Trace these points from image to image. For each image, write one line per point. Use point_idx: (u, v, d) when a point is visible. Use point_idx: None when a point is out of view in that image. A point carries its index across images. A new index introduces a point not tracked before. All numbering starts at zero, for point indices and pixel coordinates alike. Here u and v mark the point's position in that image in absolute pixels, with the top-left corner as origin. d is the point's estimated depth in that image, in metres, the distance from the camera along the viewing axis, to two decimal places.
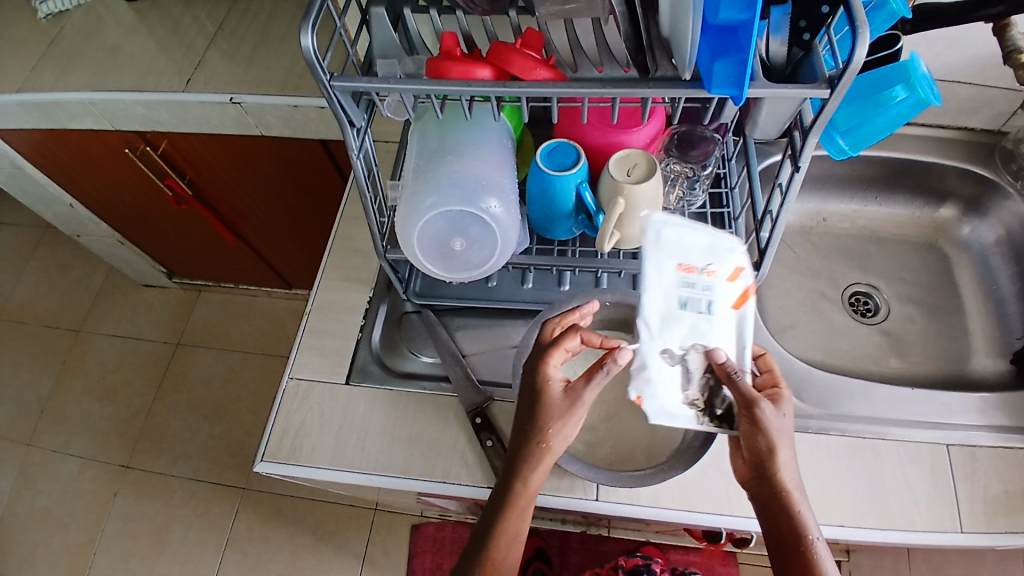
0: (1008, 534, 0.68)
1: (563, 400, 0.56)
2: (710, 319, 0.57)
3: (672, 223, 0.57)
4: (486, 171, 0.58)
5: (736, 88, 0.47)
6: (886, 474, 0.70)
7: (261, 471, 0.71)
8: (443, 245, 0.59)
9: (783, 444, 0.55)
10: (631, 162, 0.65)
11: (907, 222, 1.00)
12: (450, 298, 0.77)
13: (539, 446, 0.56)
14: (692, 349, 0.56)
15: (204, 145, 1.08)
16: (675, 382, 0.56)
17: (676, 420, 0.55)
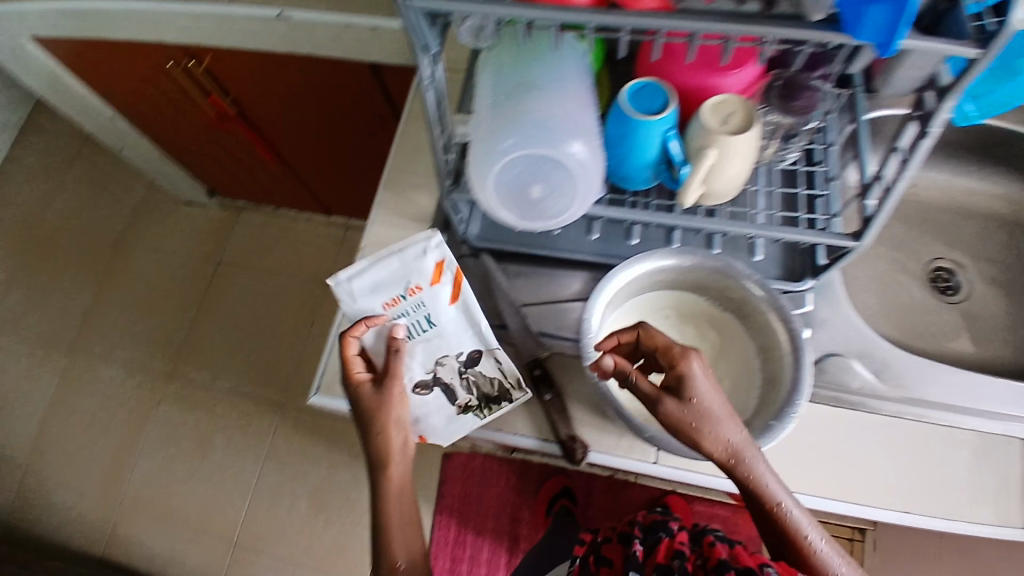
0: None
1: (372, 391, 0.62)
2: (437, 328, 0.64)
3: (355, 274, 0.61)
4: (572, 110, 0.53)
5: (885, 38, 0.42)
6: (957, 466, 0.67)
7: (316, 403, 0.70)
8: (520, 192, 0.54)
9: (712, 431, 0.54)
10: (727, 109, 0.58)
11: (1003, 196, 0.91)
12: (512, 243, 0.73)
13: (380, 423, 0.62)
14: (438, 366, 0.65)
15: (249, 62, 1.02)
16: (442, 402, 0.66)
17: (457, 430, 0.66)
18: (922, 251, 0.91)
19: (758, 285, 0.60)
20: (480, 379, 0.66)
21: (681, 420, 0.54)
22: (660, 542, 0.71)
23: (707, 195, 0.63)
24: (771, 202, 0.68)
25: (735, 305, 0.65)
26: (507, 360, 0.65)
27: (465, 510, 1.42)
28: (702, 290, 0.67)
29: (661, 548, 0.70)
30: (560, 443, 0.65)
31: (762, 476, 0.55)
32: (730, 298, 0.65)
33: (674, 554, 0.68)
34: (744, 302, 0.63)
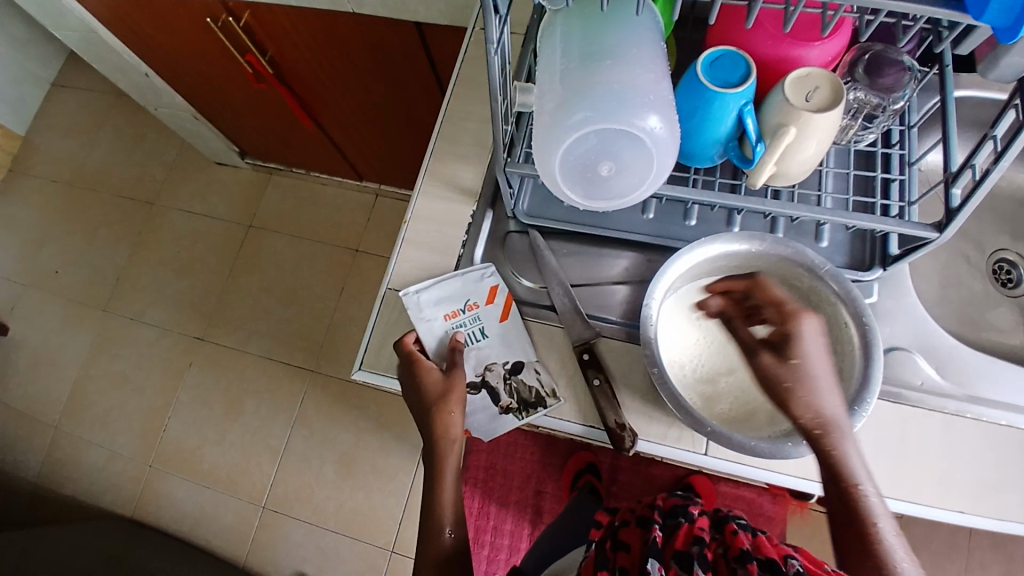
0: None
1: (442, 376, 0.66)
2: (487, 339, 0.69)
3: (423, 287, 0.70)
4: (647, 82, 0.50)
5: (1012, 22, 0.37)
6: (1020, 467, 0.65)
7: (359, 378, 0.69)
8: (588, 168, 0.51)
9: (802, 384, 0.55)
10: (811, 84, 0.56)
11: None
12: (564, 221, 0.70)
13: (445, 405, 0.65)
14: (487, 371, 0.69)
15: (289, 19, 0.99)
16: (487, 402, 0.69)
17: (499, 428, 0.68)
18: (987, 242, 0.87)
19: (834, 279, 0.59)
20: (521, 386, 0.67)
21: (775, 374, 0.57)
22: (680, 529, 0.64)
23: (776, 175, 0.61)
24: (841, 184, 0.66)
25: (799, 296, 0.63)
26: (546, 373, 0.68)
27: (490, 481, 1.43)
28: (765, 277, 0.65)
29: (681, 535, 0.63)
30: (607, 429, 0.64)
31: (849, 458, 0.53)
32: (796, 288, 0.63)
33: (697, 541, 0.61)
34: (811, 292, 0.61)
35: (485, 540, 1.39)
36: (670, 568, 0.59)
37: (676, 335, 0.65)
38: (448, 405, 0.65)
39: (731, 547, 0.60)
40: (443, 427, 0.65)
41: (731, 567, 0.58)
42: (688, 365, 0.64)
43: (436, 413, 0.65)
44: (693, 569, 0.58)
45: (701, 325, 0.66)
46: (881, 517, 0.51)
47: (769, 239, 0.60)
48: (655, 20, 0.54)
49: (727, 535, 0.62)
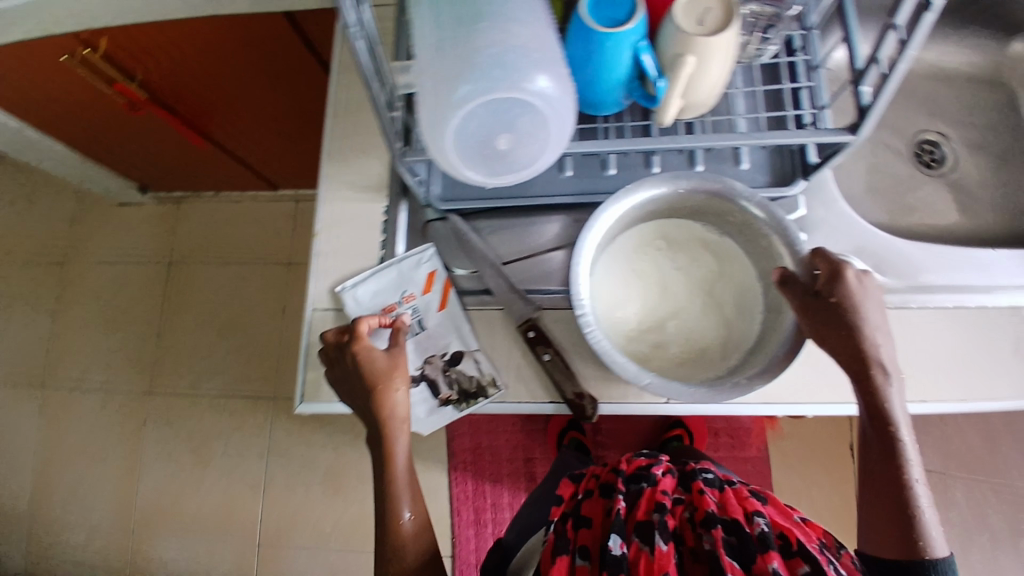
0: None
1: (387, 355, 0.61)
2: (425, 331, 0.65)
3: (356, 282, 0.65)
4: (530, 41, 0.46)
5: None
6: (969, 346, 0.66)
7: (303, 410, 0.66)
8: (486, 145, 0.48)
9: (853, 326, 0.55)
10: (703, 5, 0.53)
11: (972, 59, 0.86)
12: (482, 198, 0.66)
13: (392, 382, 0.60)
14: (426, 364, 0.64)
15: (146, 39, 0.89)
16: (426, 395, 0.64)
17: (438, 422, 0.64)
18: (905, 126, 0.85)
19: (756, 207, 0.58)
20: (461, 376, 0.63)
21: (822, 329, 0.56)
22: (642, 496, 0.63)
23: (686, 108, 0.59)
24: (751, 100, 0.65)
25: (732, 229, 0.64)
26: (486, 361, 0.63)
27: (479, 462, 1.40)
28: (699, 214, 0.65)
29: (643, 504, 0.62)
30: (567, 402, 0.62)
31: (890, 406, 0.55)
32: (727, 221, 0.63)
33: (658, 507, 0.61)
34: (745, 225, 0.61)
35: (486, 520, 1.38)
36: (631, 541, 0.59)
37: (614, 290, 0.64)
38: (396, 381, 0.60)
39: (696, 510, 0.62)
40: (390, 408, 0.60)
41: (697, 533, 0.59)
42: (630, 318, 0.64)
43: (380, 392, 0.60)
44: (654, 540, 0.58)
45: (639, 276, 0.66)
46: (914, 463, 0.54)
47: (693, 178, 0.58)
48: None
49: (692, 497, 0.64)
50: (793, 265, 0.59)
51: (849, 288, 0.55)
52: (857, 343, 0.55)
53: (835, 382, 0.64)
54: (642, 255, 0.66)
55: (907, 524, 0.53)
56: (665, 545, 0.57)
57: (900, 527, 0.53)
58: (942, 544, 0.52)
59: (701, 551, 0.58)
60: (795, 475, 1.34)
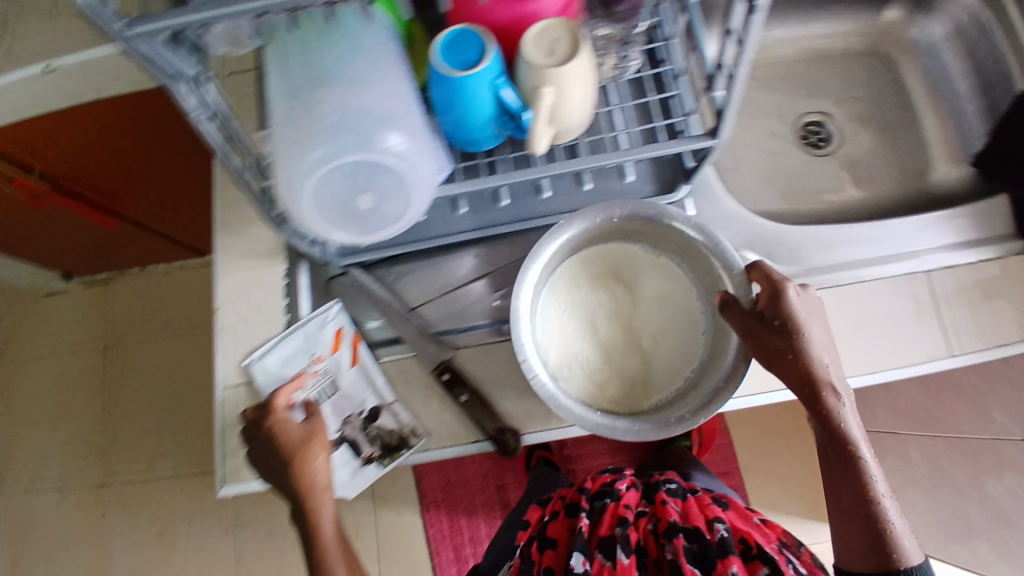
0: (1000, 347, 0.65)
1: (301, 425, 0.60)
2: (339, 392, 0.64)
3: (263, 353, 0.64)
4: (374, 100, 0.46)
5: None
6: (867, 318, 0.66)
7: (225, 493, 0.65)
8: (348, 205, 0.48)
9: (799, 348, 0.57)
10: (551, 36, 0.54)
11: (848, 34, 0.88)
12: (380, 248, 0.66)
13: (308, 453, 0.59)
14: (344, 425, 0.63)
15: (28, 135, 0.87)
16: (347, 457, 0.63)
17: (363, 482, 0.63)
18: (793, 106, 0.87)
19: (693, 228, 0.62)
20: (381, 431, 0.63)
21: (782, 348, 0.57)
22: (607, 513, 0.72)
23: (560, 133, 0.60)
24: (630, 114, 0.66)
25: (669, 251, 0.67)
26: (405, 412, 0.63)
27: (451, 498, 1.34)
28: (634, 235, 0.67)
29: (607, 520, 0.71)
30: (491, 439, 0.62)
31: (847, 428, 0.59)
32: (662, 242, 0.66)
33: (621, 522, 0.70)
34: (685, 246, 0.64)
35: (466, 555, 1.31)
36: (595, 558, 0.67)
37: (548, 330, 0.65)
38: (311, 452, 0.59)
39: (657, 521, 0.70)
40: (309, 479, 0.58)
41: (659, 543, 0.68)
42: (576, 356, 0.65)
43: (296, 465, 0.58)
44: (616, 554, 0.66)
45: (569, 306, 0.67)
46: (877, 478, 0.59)
47: (633, 205, 0.62)
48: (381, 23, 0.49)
49: (654, 510, 0.72)
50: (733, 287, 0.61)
51: (793, 308, 0.57)
52: (811, 374, 0.58)
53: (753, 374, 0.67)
54: (565, 287, 0.67)
55: (881, 536, 0.58)
56: (627, 559, 0.65)
57: (877, 540, 0.58)
58: (914, 547, 0.58)
59: (663, 560, 0.66)
60: (766, 458, 1.31)
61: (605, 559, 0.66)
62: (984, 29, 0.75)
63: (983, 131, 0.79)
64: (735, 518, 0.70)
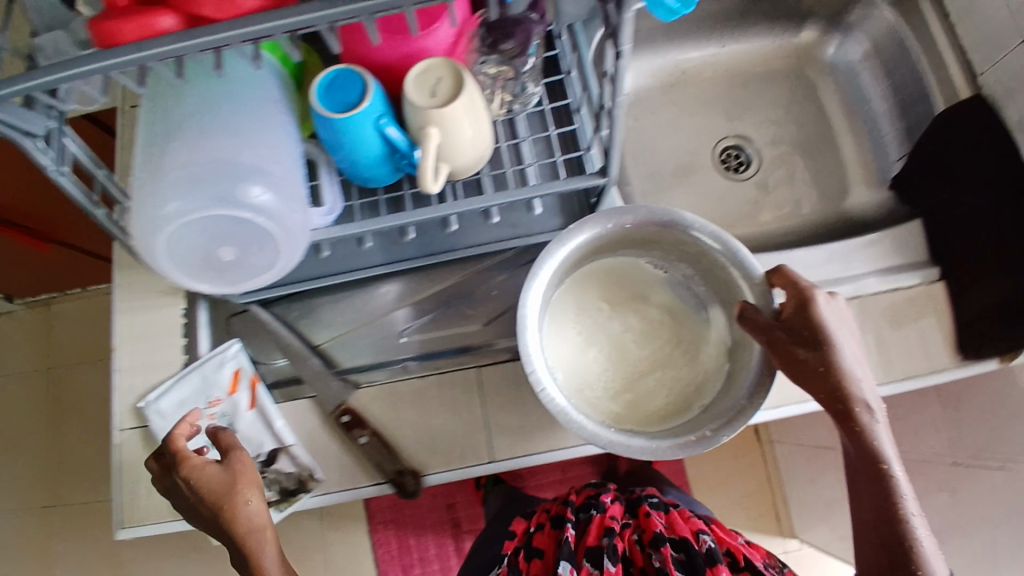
0: (905, 380, 0.65)
1: (218, 471, 0.55)
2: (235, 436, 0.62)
3: (160, 394, 0.63)
4: (225, 151, 0.45)
5: None
6: None
7: (126, 535, 0.66)
8: (210, 258, 0.47)
9: (829, 361, 0.53)
10: (433, 76, 0.53)
11: (770, 53, 0.87)
12: (283, 285, 0.65)
13: (233, 508, 0.54)
14: None
15: None
16: None
17: None
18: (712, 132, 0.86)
19: (702, 232, 0.57)
20: (278, 475, 0.62)
21: (808, 362, 0.54)
22: (593, 522, 0.73)
23: (456, 168, 0.59)
24: (541, 146, 0.64)
25: (683, 259, 0.64)
26: (303, 455, 0.62)
27: (401, 517, 1.32)
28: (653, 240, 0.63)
29: (594, 528, 0.72)
30: (390, 482, 0.60)
31: (878, 446, 0.54)
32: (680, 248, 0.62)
33: (608, 531, 0.72)
34: (702, 254, 0.60)
35: None
36: (583, 566, 0.69)
37: (565, 344, 0.63)
38: (232, 510, 0.53)
39: (641, 532, 0.73)
40: (244, 533, 0.54)
41: (647, 552, 0.70)
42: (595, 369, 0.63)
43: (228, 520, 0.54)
44: (604, 561, 0.67)
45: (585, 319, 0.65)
46: (908, 496, 0.55)
47: (644, 211, 0.57)
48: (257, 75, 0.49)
49: (637, 521, 0.75)
50: (754, 299, 0.57)
51: (819, 318, 0.53)
52: (840, 391, 0.54)
53: None
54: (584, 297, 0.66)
55: (908, 557, 0.54)
56: (614, 568, 0.67)
57: (904, 561, 0.54)
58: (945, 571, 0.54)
59: (651, 568, 0.68)
60: (715, 473, 1.30)
61: (593, 566, 0.68)
62: (904, 47, 0.76)
63: (900, 154, 0.79)
64: (716, 531, 0.74)
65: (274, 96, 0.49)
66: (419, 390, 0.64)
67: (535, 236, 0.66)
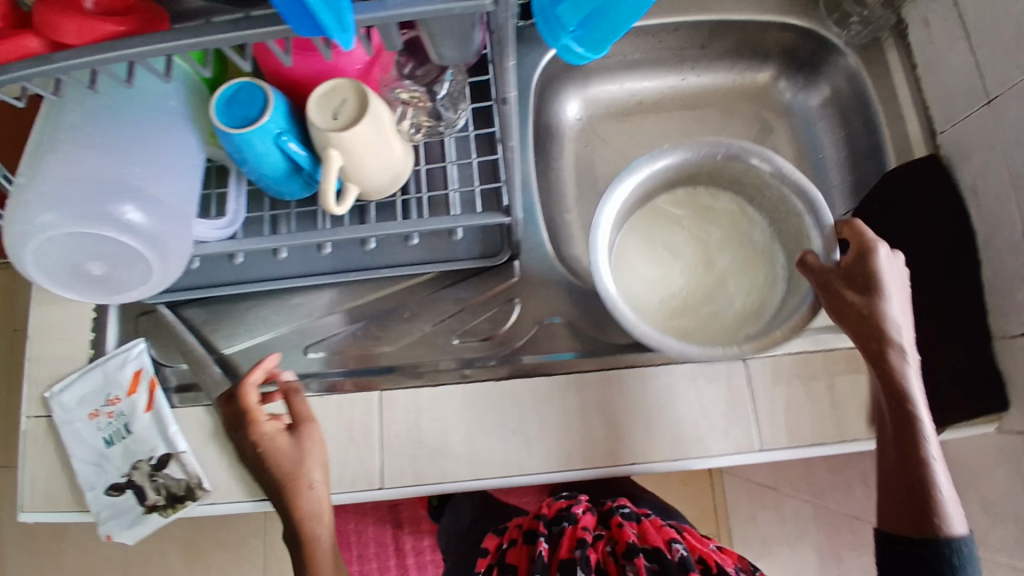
0: (811, 446, 0.63)
1: (290, 445, 0.57)
2: (132, 436, 0.63)
3: (66, 386, 0.63)
4: (105, 172, 0.45)
5: (321, 31, 0.33)
6: (678, 400, 0.64)
7: (26, 519, 0.63)
8: (79, 270, 0.48)
9: (880, 308, 0.54)
10: (338, 97, 0.51)
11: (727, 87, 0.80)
12: (194, 290, 0.63)
13: (299, 489, 0.56)
14: (133, 470, 0.62)
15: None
16: (134, 502, 0.62)
17: (144, 531, 0.62)
18: None
19: (761, 160, 0.65)
20: (168, 481, 0.62)
21: (859, 308, 0.55)
22: (566, 535, 0.67)
23: (366, 188, 0.57)
24: (468, 172, 0.64)
25: (764, 206, 0.70)
26: (193, 463, 0.61)
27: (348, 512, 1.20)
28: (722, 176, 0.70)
29: (564, 541, 0.66)
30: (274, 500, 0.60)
31: (908, 388, 0.53)
32: (748, 187, 0.69)
33: (580, 543, 0.66)
34: (776, 196, 0.67)
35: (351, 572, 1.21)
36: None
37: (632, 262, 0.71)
38: (298, 492, 0.56)
39: (616, 542, 0.67)
40: (302, 509, 0.56)
41: (621, 564, 0.64)
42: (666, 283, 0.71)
43: (290, 492, 0.56)
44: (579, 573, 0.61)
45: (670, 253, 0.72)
46: (931, 439, 0.52)
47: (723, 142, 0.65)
48: (150, 89, 0.49)
49: (612, 531, 0.69)
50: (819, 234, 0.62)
51: (878, 267, 0.55)
52: (885, 327, 0.54)
53: (570, 445, 0.63)
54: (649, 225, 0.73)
55: (926, 502, 0.51)
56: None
57: (922, 503, 0.51)
58: (962, 525, 0.50)
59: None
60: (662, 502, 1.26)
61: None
62: (863, 98, 0.74)
63: (845, 207, 0.77)
64: (694, 539, 0.68)
65: (172, 115, 0.50)
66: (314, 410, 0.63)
67: (453, 262, 0.65)
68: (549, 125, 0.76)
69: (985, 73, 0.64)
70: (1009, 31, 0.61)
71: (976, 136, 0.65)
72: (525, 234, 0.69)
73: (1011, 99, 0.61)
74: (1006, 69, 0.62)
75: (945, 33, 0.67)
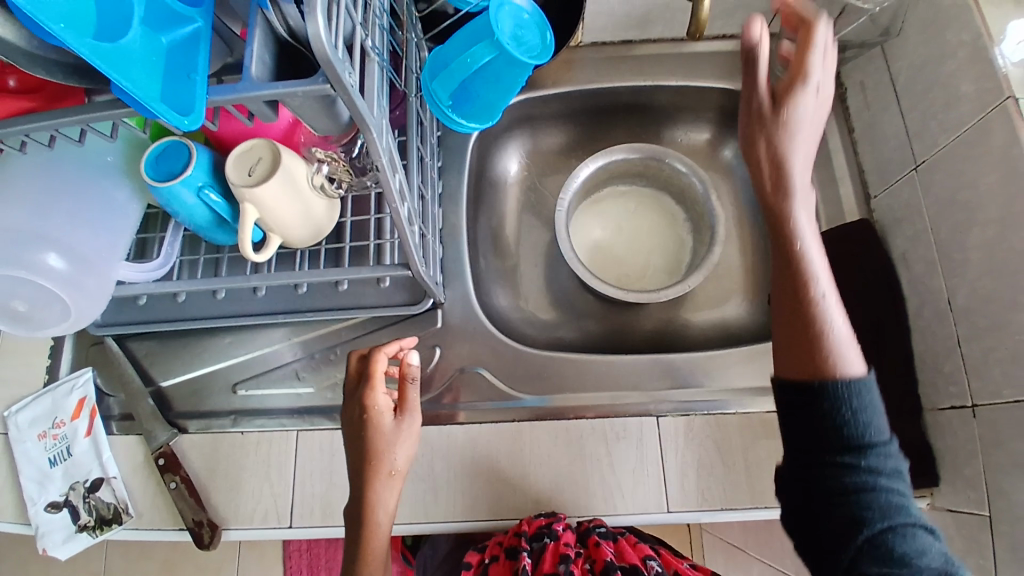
0: (719, 511, 0.63)
1: (391, 426, 0.54)
2: (73, 458, 0.67)
3: (18, 408, 0.68)
4: (28, 225, 0.50)
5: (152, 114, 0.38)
6: (587, 454, 0.65)
7: None
8: (5, 307, 0.53)
9: (789, 138, 0.47)
10: (254, 156, 0.55)
11: (672, 146, 0.83)
12: (132, 325, 0.68)
13: (378, 474, 0.53)
14: (71, 491, 0.66)
15: None
16: (67, 521, 0.65)
17: (74, 549, 0.65)
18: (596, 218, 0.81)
19: (681, 162, 0.77)
20: (100, 504, 0.65)
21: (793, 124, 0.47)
22: (549, 551, 0.60)
23: (284, 234, 0.59)
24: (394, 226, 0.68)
25: (675, 196, 0.81)
26: (123, 488, 0.65)
27: (316, 550, 1.17)
28: (668, 188, 0.81)
29: (549, 556, 0.59)
30: (189, 530, 0.62)
31: (796, 218, 0.48)
32: (683, 194, 0.79)
33: (565, 559, 0.59)
34: (685, 189, 0.78)
35: None
36: None
37: (595, 243, 0.80)
38: (378, 476, 0.52)
39: (595, 561, 0.61)
40: (374, 495, 0.52)
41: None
42: (612, 258, 0.80)
43: (370, 475, 0.53)
44: None
45: (606, 223, 0.81)
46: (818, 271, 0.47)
47: (645, 148, 0.77)
48: (87, 148, 0.54)
49: (590, 549, 0.62)
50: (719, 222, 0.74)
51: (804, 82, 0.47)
52: (783, 161, 0.47)
53: (478, 492, 0.64)
54: (612, 217, 0.82)
55: (811, 342, 0.46)
56: None
57: (807, 348, 0.46)
58: (850, 362, 0.46)
59: None
60: None
61: None
62: None
63: None
64: (668, 555, 0.66)
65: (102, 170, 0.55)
66: (237, 444, 0.66)
67: (377, 310, 0.67)
68: (492, 179, 0.80)
69: (914, 138, 0.64)
70: (936, 99, 0.61)
71: (906, 201, 0.65)
72: (454, 283, 0.72)
73: (936, 166, 0.61)
74: (933, 135, 0.61)
75: (879, 99, 0.68)
